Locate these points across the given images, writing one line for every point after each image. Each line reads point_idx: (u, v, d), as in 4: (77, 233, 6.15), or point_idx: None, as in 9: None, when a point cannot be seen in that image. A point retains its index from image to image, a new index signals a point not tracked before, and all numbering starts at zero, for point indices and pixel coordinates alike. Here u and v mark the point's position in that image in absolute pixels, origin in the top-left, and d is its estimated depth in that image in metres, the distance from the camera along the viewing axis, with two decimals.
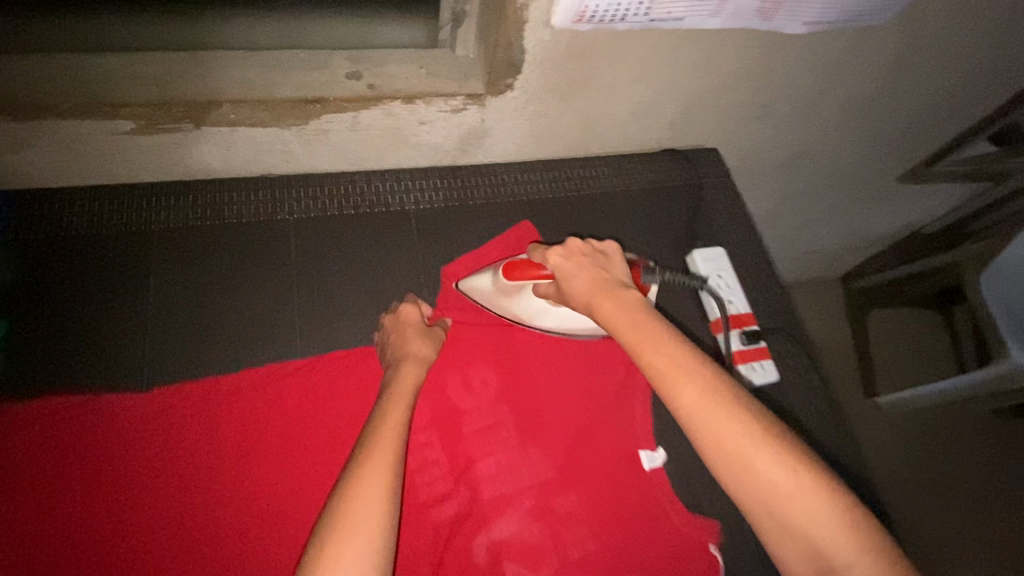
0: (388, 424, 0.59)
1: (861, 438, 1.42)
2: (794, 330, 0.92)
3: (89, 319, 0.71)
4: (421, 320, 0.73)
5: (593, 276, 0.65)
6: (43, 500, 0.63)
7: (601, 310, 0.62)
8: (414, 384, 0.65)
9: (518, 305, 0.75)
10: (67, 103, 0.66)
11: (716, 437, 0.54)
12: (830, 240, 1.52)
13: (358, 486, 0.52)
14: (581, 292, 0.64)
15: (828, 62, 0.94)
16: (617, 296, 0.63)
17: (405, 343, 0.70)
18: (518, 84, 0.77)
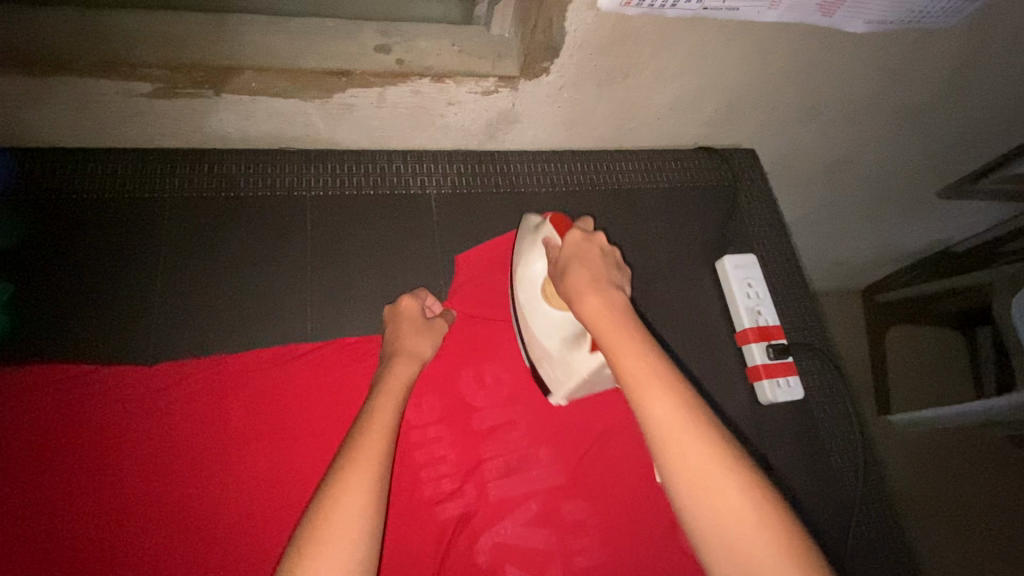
0: (377, 424, 0.55)
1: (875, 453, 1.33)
2: (822, 346, 0.88)
3: (95, 285, 0.69)
4: (421, 313, 0.70)
5: (594, 268, 0.57)
6: (47, 468, 0.63)
7: (584, 301, 0.54)
8: (407, 381, 0.63)
9: (525, 259, 0.66)
10: (83, 60, 0.63)
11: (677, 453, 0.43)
12: (861, 251, 1.47)
13: (344, 477, 0.49)
14: (571, 276, 0.57)
15: (886, 64, 0.88)
16: (607, 293, 0.55)
17: (402, 335, 0.67)
18: (555, 68, 0.73)
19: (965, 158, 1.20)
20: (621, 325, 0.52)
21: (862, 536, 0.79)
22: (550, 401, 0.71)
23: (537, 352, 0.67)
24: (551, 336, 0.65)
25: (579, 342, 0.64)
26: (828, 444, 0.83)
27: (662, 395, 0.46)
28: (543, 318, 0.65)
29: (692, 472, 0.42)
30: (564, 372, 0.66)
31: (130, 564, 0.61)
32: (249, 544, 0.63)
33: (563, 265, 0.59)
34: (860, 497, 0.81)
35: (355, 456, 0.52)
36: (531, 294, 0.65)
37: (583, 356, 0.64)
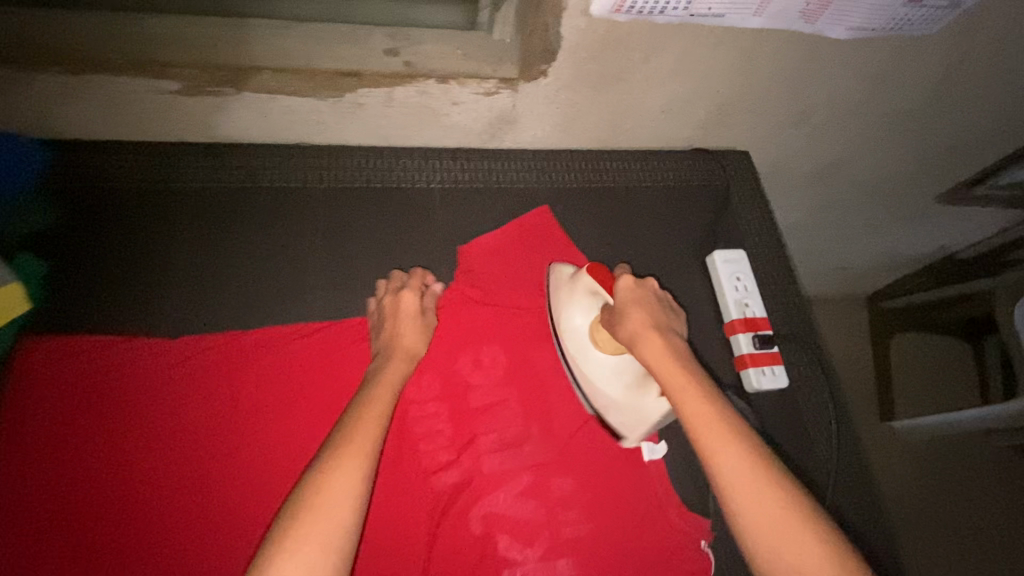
0: (371, 412, 0.61)
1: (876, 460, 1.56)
2: (810, 339, 0.90)
3: (120, 266, 0.74)
4: (417, 306, 0.74)
5: (652, 315, 0.67)
6: (76, 430, 0.68)
7: (652, 352, 0.64)
8: (399, 377, 0.68)
9: (565, 314, 0.72)
10: (121, 59, 0.70)
11: (753, 500, 0.54)
12: (858, 254, 1.53)
13: (336, 458, 0.55)
14: (633, 322, 0.66)
15: (874, 72, 0.92)
16: (668, 341, 0.66)
17: (397, 333, 0.72)
18: (552, 71, 0.78)
19: (959, 164, 1.23)
20: (686, 373, 0.63)
21: (848, 524, 0.79)
22: (622, 445, 0.73)
23: (603, 403, 0.71)
24: (615, 381, 0.70)
25: (643, 386, 0.69)
26: (814, 435, 0.84)
27: (734, 443, 0.57)
28: (602, 369, 0.70)
29: (763, 516, 0.54)
30: (635, 416, 0.70)
31: (149, 521, 0.67)
32: (258, 505, 0.69)
33: (619, 311, 0.67)
34: (843, 487, 0.82)
35: (349, 438, 0.57)
36: (581, 344, 0.71)
37: (651, 400, 0.69)
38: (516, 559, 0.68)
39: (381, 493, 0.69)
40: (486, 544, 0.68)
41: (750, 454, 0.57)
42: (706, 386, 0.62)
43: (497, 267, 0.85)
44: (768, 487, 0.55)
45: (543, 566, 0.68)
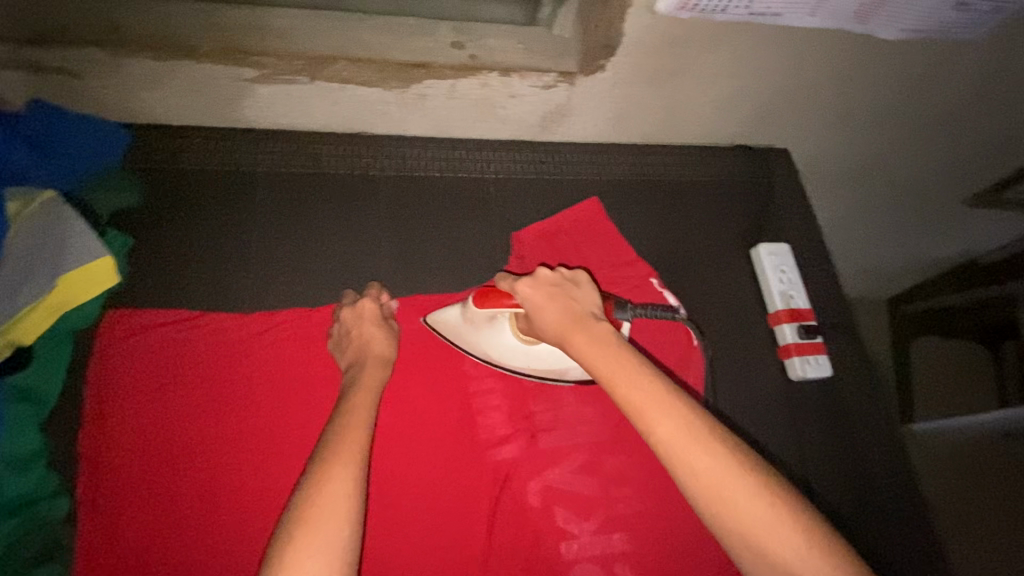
0: (353, 421, 0.60)
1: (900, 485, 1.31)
2: (848, 331, 0.93)
3: (198, 244, 0.78)
4: (377, 312, 0.72)
5: (566, 307, 0.61)
6: (156, 398, 0.71)
7: (576, 341, 0.59)
8: (377, 383, 0.66)
9: (490, 340, 0.69)
10: (207, 46, 0.73)
11: (699, 477, 0.51)
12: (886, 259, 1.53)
13: (321, 473, 0.53)
14: (553, 321, 0.61)
15: (917, 73, 0.94)
16: (589, 328, 0.60)
17: (363, 343, 0.70)
18: (610, 66, 0.81)
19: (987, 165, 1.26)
20: (614, 358, 0.58)
21: (879, 503, 0.84)
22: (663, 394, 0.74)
23: None
24: None
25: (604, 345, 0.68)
26: (852, 423, 0.87)
27: (676, 429, 0.53)
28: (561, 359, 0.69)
29: (708, 489, 0.51)
30: None
31: (230, 482, 0.70)
32: None
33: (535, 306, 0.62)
34: (879, 472, 0.85)
35: (336, 449, 0.56)
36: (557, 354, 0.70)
37: None
38: (572, 531, 0.71)
39: (444, 465, 0.72)
40: (545, 516, 0.71)
41: (699, 435, 0.53)
42: (637, 368, 0.57)
43: (549, 254, 0.88)
44: (721, 467, 0.51)
45: (598, 538, 0.71)
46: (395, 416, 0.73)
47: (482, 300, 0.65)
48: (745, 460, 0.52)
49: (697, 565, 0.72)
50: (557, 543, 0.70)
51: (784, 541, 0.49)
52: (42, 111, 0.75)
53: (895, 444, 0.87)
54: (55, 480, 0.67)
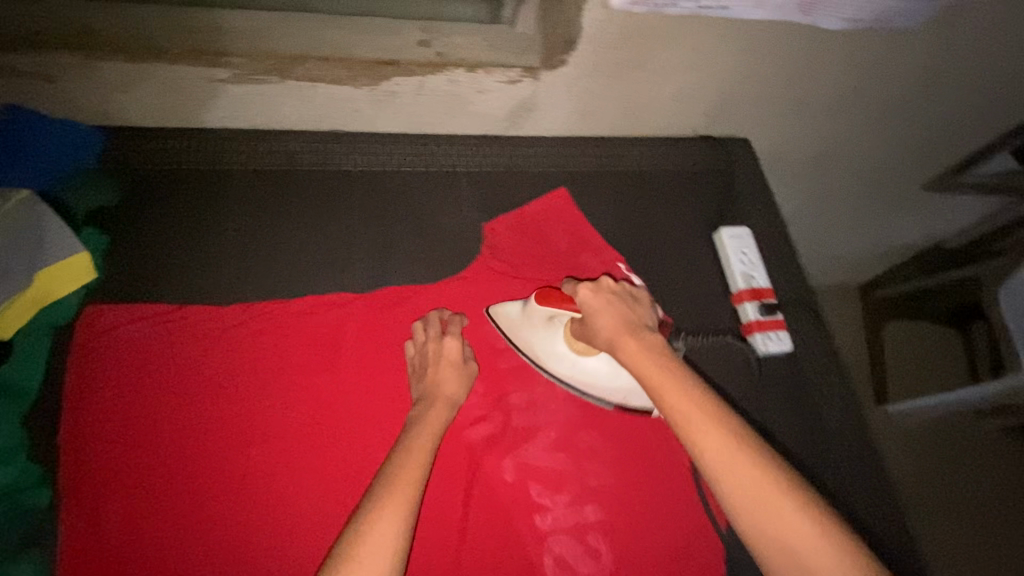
0: (413, 458, 0.65)
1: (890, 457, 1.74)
2: (810, 310, 0.97)
3: (174, 240, 0.79)
4: (458, 355, 0.77)
5: (621, 315, 0.69)
6: (136, 391, 0.73)
7: (626, 347, 0.67)
8: (440, 424, 0.71)
9: (545, 341, 0.78)
10: (177, 49, 0.75)
11: (734, 481, 0.57)
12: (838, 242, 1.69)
13: (377, 507, 0.59)
14: (603, 327, 0.68)
15: (866, 62, 0.99)
16: (641, 337, 0.67)
17: (438, 379, 0.75)
18: (572, 60, 0.84)
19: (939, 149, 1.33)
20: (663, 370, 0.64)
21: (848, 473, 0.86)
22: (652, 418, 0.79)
23: (620, 394, 0.77)
24: (620, 374, 0.76)
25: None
26: (816, 396, 0.91)
27: (725, 443, 0.59)
28: (601, 370, 0.76)
29: (742, 493, 0.57)
30: None
31: (213, 470, 0.72)
32: (309, 458, 0.74)
33: (589, 313, 0.69)
34: (849, 443, 0.87)
35: (392, 486, 0.61)
36: (569, 362, 0.77)
37: None
38: (546, 504, 0.74)
39: None
40: (519, 491, 0.74)
41: (739, 444, 0.58)
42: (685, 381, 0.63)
43: (520, 243, 0.91)
44: (754, 473, 0.57)
45: (571, 510, 0.74)
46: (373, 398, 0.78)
47: (543, 300, 0.74)
48: (780, 472, 0.57)
49: (668, 533, 0.75)
50: (532, 516, 0.73)
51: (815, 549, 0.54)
52: (13, 119, 0.78)
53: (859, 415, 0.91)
54: (36, 472, 0.68)
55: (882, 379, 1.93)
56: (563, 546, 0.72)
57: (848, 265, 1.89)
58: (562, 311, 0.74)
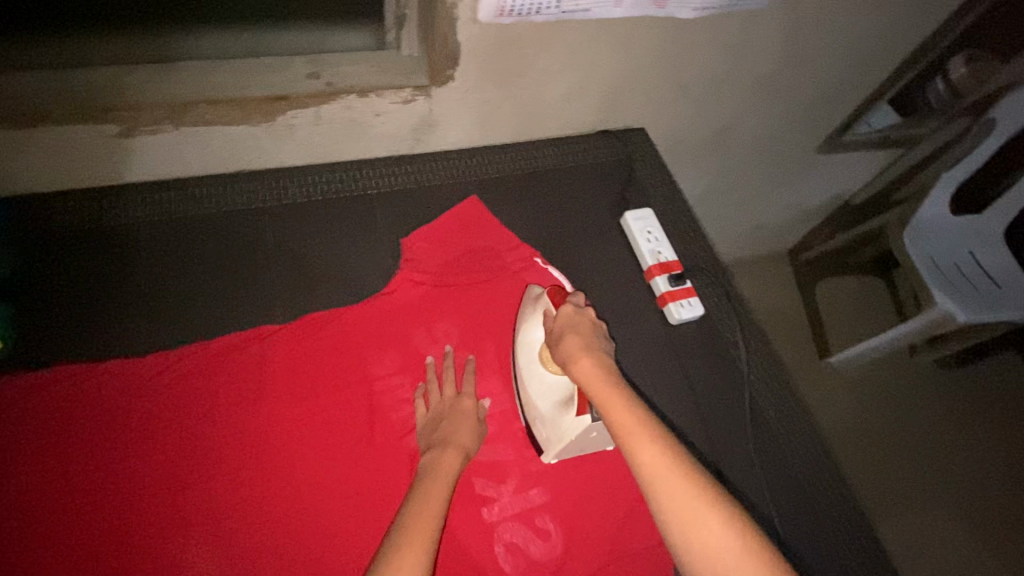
0: (429, 509, 0.66)
1: (838, 406, 1.94)
2: (719, 274, 1.04)
3: (81, 298, 0.78)
4: (473, 413, 0.81)
5: (582, 334, 0.77)
6: (63, 454, 0.72)
7: (579, 364, 0.74)
8: (453, 473, 0.73)
9: (527, 328, 0.84)
10: (60, 109, 0.75)
11: (665, 490, 0.63)
12: (749, 212, 1.84)
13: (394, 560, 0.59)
14: (566, 343, 0.76)
15: (731, 44, 1.08)
16: (598, 356, 0.75)
17: (453, 433, 0.77)
18: (458, 75, 0.89)
19: (819, 115, 1.45)
20: (609, 389, 0.72)
21: (768, 415, 0.94)
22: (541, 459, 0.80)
23: (532, 413, 0.80)
24: (545, 394, 0.79)
25: (566, 406, 0.77)
26: (733, 352, 0.97)
27: (652, 447, 0.66)
28: (538, 380, 0.80)
29: (671, 501, 0.63)
30: (553, 432, 0.78)
31: (154, 519, 0.71)
32: (251, 491, 0.75)
33: (558, 333, 0.78)
34: (763, 386, 0.96)
35: (409, 539, 0.62)
36: (529, 356, 0.82)
37: (569, 420, 0.76)
38: (492, 495, 0.78)
39: (365, 456, 0.79)
40: (465, 487, 0.78)
41: (670, 458, 0.65)
42: (627, 398, 0.71)
43: (439, 253, 0.94)
44: (679, 483, 0.63)
45: (517, 497, 0.78)
46: (310, 423, 0.79)
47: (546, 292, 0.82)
48: (704, 482, 0.64)
49: (613, 502, 0.80)
50: (479, 509, 0.77)
51: (727, 546, 0.59)
52: None
53: (775, 362, 0.98)
54: None
55: (821, 335, 2.07)
56: (513, 533, 0.76)
57: (770, 232, 2.03)
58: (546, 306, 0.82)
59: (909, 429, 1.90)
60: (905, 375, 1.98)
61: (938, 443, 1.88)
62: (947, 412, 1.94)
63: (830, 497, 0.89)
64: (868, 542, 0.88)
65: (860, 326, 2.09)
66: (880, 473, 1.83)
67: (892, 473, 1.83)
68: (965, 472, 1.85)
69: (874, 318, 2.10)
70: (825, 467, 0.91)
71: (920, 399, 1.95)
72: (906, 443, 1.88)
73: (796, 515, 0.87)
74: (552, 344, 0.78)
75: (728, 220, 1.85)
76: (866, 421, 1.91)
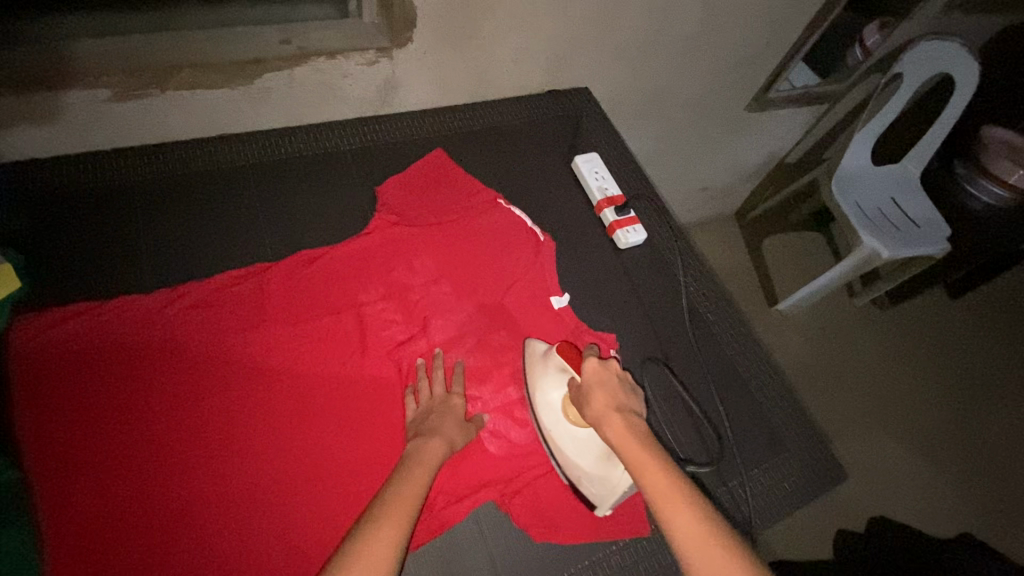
0: (410, 486, 0.72)
1: (788, 343, 2.11)
2: (660, 207, 1.18)
3: (86, 248, 0.86)
4: (461, 414, 0.86)
5: (610, 392, 0.80)
6: (81, 382, 0.79)
7: (610, 423, 0.76)
8: (437, 461, 0.78)
9: (542, 388, 0.87)
10: (52, 73, 0.81)
11: (701, 562, 0.63)
12: (694, 172, 2.00)
13: (374, 525, 0.65)
14: (595, 401, 0.78)
15: (657, 6, 1.22)
16: (626, 416, 0.77)
17: (443, 425, 0.83)
18: (416, 37, 1.00)
19: (745, 73, 1.61)
20: (641, 451, 0.73)
21: (707, 320, 1.09)
22: (595, 514, 0.83)
23: (576, 473, 0.83)
24: (584, 453, 0.82)
25: (610, 460, 0.80)
26: (675, 270, 1.12)
27: (688, 516, 0.66)
28: (571, 439, 0.83)
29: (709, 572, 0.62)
30: (604, 488, 0.80)
31: (171, 435, 0.79)
32: (261, 404, 0.84)
33: (586, 390, 0.80)
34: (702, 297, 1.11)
35: (390, 510, 0.68)
36: (554, 416, 0.85)
37: (619, 472, 0.78)
38: (475, 395, 0.91)
39: (360, 371, 0.90)
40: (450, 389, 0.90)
41: (704, 527, 0.65)
42: (660, 459, 0.73)
43: (411, 198, 1.05)
44: (716, 555, 0.63)
45: (496, 395, 0.92)
46: (308, 347, 0.89)
47: (560, 352, 0.85)
48: (739, 551, 0.64)
49: None
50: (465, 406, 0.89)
51: None
52: None
53: (711, 277, 1.14)
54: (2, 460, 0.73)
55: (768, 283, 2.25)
56: (496, 422, 0.89)
57: (715, 192, 2.20)
58: (570, 367, 0.84)
59: (853, 358, 2.09)
60: (843, 311, 2.18)
61: (878, 368, 2.07)
62: (883, 341, 2.14)
63: (760, 381, 1.06)
64: (795, 415, 1.04)
65: (802, 272, 2.29)
66: (833, 399, 1.98)
67: (844, 399, 1.99)
68: (905, 391, 2.03)
69: (813, 263, 2.30)
70: (754, 356, 1.08)
71: (858, 331, 2.15)
72: (851, 371, 2.06)
73: (735, 397, 1.02)
74: (581, 402, 0.80)
75: (676, 180, 2.01)
76: (814, 353, 2.09)
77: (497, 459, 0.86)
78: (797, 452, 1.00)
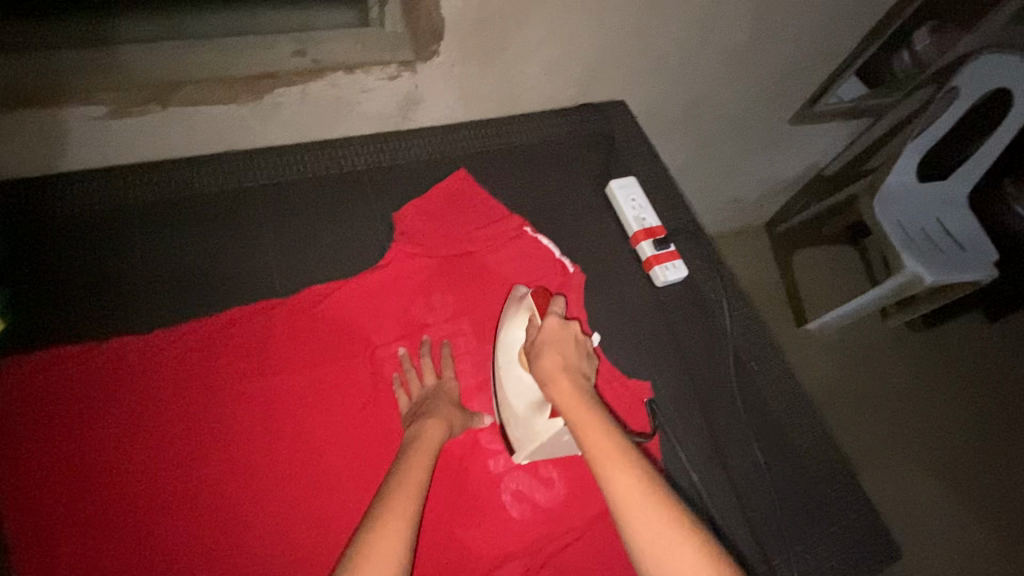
0: (413, 474, 0.70)
1: (819, 368, 2.01)
2: (700, 238, 1.09)
3: (80, 280, 0.79)
4: (456, 396, 0.84)
5: (562, 352, 0.79)
6: (69, 431, 0.73)
7: (556, 382, 0.76)
8: (436, 444, 0.75)
9: (508, 325, 0.85)
10: (44, 90, 0.75)
11: (633, 510, 0.64)
12: (726, 185, 1.89)
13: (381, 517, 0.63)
14: (546, 358, 0.78)
15: (705, 16, 1.11)
16: (573, 376, 0.77)
17: (437, 408, 0.80)
18: (442, 50, 0.91)
19: (791, 86, 1.50)
20: (582, 408, 0.73)
21: (750, 368, 1.00)
22: (513, 459, 0.82)
23: (507, 414, 0.82)
24: (523, 396, 0.82)
25: (540, 408, 0.80)
26: (716, 310, 1.03)
27: (624, 468, 0.67)
28: (515, 379, 0.82)
29: (639, 519, 0.63)
30: (525, 432, 0.80)
31: (165, 488, 0.73)
32: (263, 458, 0.77)
33: (540, 346, 0.79)
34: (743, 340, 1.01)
35: (395, 499, 0.65)
36: (508, 355, 0.84)
37: (543, 421, 0.79)
38: (497, 449, 0.84)
39: (372, 421, 0.82)
40: (471, 441, 0.83)
41: (641, 479, 0.66)
42: (602, 417, 0.72)
43: (430, 225, 0.96)
44: (649, 505, 0.64)
45: None
46: (315, 392, 0.82)
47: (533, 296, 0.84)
48: (670, 502, 0.65)
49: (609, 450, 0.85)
50: (486, 463, 0.83)
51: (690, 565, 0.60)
52: None
53: (754, 318, 1.04)
54: None
55: (799, 303, 2.12)
56: (518, 482, 0.82)
57: (747, 205, 2.09)
58: (533, 318, 0.83)
59: (887, 387, 1.98)
60: (880, 334, 2.06)
61: (913, 398, 1.97)
62: (921, 368, 2.02)
63: (807, 438, 0.96)
64: (843, 477, 0.95)
65: (835, 291, 2.17)
66: (862, 430, 1.89)
67: (874, 430, 1.89)
68: (940, 424, 1.93)
69: (847, 283, 2.18)
70: (802, 409, 0.98)
71: (894, 357, 2.03)
72: (884, 400, 1.95)
73: (779, 457, 0.93)
74: (532, 357, 0.79)
75: (706, 193, 1.90)
76: (846, 380, 1.98)
77: (519, 525, 0.79)
78: (846, 520, 0.91)
